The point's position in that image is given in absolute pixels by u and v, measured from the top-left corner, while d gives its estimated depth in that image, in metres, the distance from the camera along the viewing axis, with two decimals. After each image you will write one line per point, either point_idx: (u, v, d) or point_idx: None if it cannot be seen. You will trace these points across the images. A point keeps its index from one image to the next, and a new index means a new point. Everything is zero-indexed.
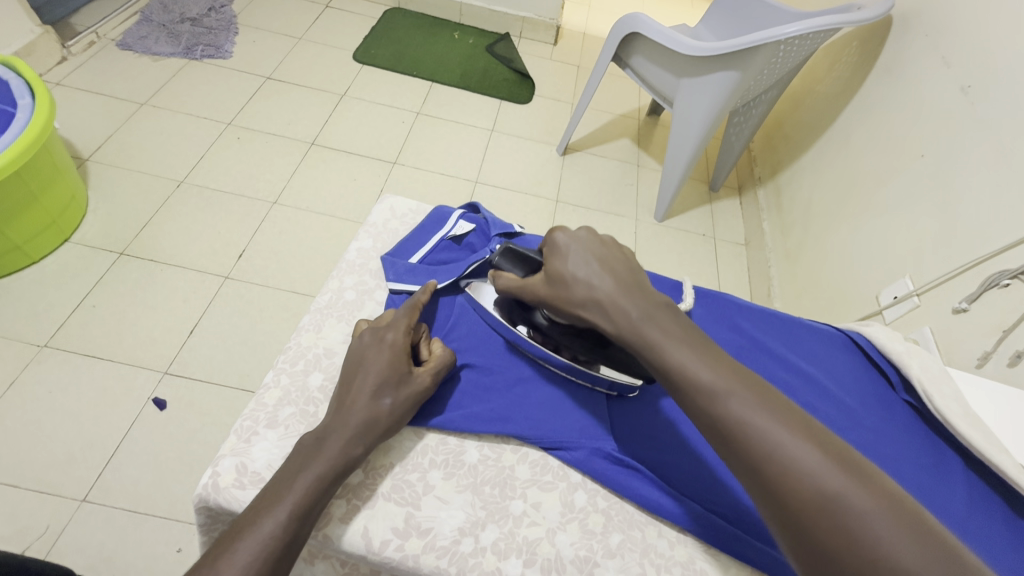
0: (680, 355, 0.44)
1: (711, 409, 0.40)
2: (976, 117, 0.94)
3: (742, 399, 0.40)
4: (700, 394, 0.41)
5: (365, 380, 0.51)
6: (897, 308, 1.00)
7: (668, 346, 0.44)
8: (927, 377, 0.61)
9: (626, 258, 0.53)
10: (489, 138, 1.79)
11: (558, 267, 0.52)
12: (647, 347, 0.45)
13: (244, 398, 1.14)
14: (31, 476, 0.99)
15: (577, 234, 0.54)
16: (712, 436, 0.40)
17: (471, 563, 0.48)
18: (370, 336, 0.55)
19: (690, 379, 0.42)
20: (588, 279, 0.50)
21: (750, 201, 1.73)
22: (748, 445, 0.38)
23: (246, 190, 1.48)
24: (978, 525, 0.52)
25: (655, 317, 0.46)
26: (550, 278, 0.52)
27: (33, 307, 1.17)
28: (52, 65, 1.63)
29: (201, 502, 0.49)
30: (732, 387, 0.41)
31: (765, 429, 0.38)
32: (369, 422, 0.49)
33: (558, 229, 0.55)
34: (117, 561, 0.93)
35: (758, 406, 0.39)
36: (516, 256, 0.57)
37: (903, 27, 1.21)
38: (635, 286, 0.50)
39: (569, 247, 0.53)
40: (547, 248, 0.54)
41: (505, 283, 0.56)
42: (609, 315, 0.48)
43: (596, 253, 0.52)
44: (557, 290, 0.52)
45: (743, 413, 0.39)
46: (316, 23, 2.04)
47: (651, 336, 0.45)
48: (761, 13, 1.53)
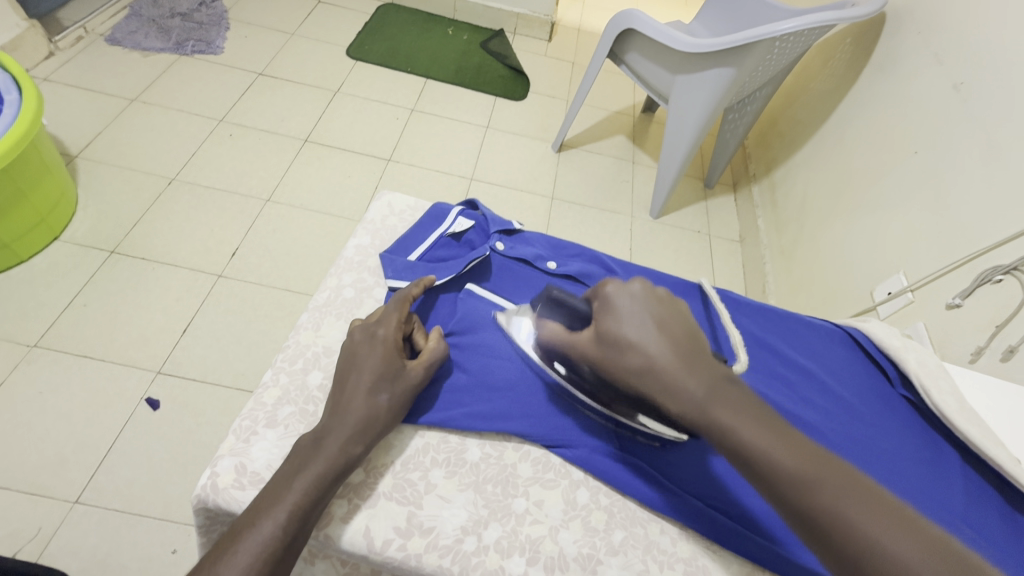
0: (756, 437, 0.40)
1: (794, 499, 0.38)
2: (968, 112, 0.95)
3: (832, 489, 0.38)
4: (784, 485, 0.39)
5: (359, 378, 0.51)
6: (891, 304, 1.01)
7: (744, 430, 0.41)
8: (924, 372, 0.61)
9: (683, 318, 0.48)
10: (484, 135, 1.79)
11: (612, 329, 0.46)
12: (720, 431, 0.41)
13: (239, 397, 1.13)
14: (22, 478, 0.98)
15: (630, 289, 0.49)
16: (796, 523, 0.38)
17: (474, 561, 0.48)
18: (361, 333, 0.54)
19: (768, 466, 0.39)
20: (643, 346, 0.45)
21: (745, 198, 1.74)
22: (841, 542, 0.36)
23: (238, 187, 1.47)
24: (975, 518, 0.53)
25: (725, 396, 0.42)
26: (601, 338, 0.47)
27: (23, 307, 1.16)
28: (39, 60, 1.61)
29: (200, 503, 0.48)
30: (816, 476, 0.38)
31: (858, 524, 0.36)
32: (366, 419, 0.49)
33: (609, 280, 0.51)
34: (111, 562, 0.92)
35: (847, 498, 0.37)
36: (559, 306, 0.52)
37: (896, 25, 1.22)
38: (695, 355, 0.45)
39: (622, 306, 0.48)
40: (599, 303, 0.49)
41: (548, 336, 0.51)
42: (670, 390, 0.43)
43: (652, 313, 0.47)
44: (609, 354, 0.46)
45: (830, 505, 0.37)
46: (308, 19, 2.02)
47: (724, 419, 0.41)
48: (756, 10, 1.53)
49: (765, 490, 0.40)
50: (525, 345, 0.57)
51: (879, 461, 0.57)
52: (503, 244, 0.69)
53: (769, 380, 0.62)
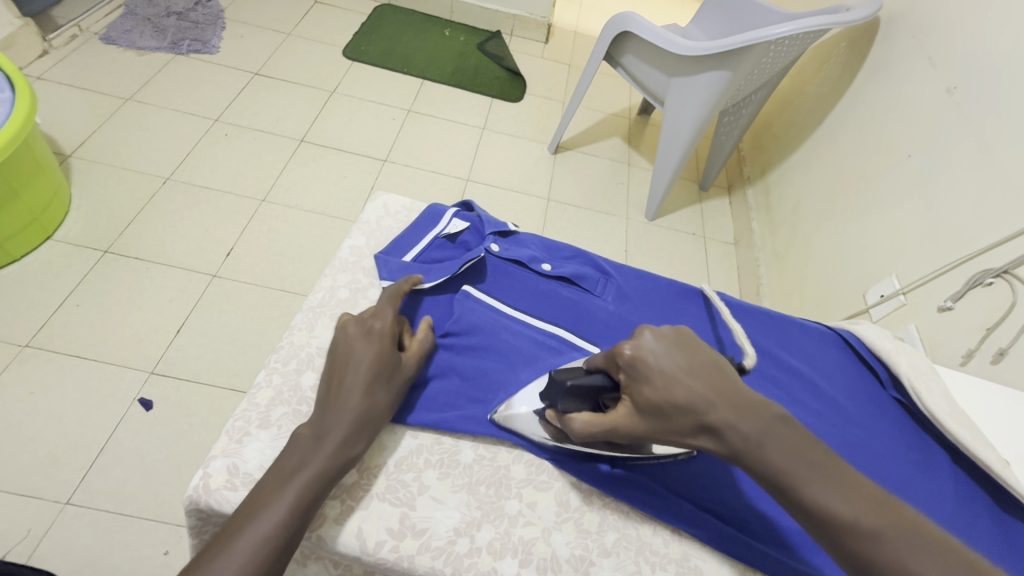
0: (811, 482, 0.38)
1: (858, 550, 0.36)
2: (961, 116, 0.96)
3: (893, 537, 0.36)
4: (844, 533, 0.36)
5: (357, 371, 0.50)
6: (883, 307, 1.02)
7: (800, 475, 0.39)
8: (916, 375, 0.62)
9: (708, 356, 0.45)
10: (480, 136, 1.79)
11: (651, 396, 0.43)
12: (777, 478, 0.39)
13: (232, 397, 1.12)
14: (13, 479, 0.97)
15: (647, 344, 0.45)
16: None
17: (467, 562, 0.48)
18: (355, 326, 0.54)
19: (827, 514, 0.37)
20: (690, 403, 0.42)
21: (740, 200, 1.75)
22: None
23: (234, 187, 1.46)
24: (965, 520, 0.53)
25: (776, 438, 0.40)
26: (644, 412, 0.43)
27: (15, 307, 1.15)
28: (33, 58, 1.60)
29: (192, 504, 0.48)
30: (877, 521, 0.36)
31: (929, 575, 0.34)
32: (364, 411, 0.49)
33: (620, 343, 0.46)
34: (102, 563, 0.91)
35: (912, 546, 0.35)
36: (575, 392, 0.48)
37: (890, 29, 1.23)
38: (738, 395, 0.42)
39: (651, 366, 0.44)
40: (623, 370, 0.45)
41: (583, 427, 0.47)
42: (728, 445, 0.41)
43: (683, 362, 0.44)
44: (659, 423, 0.43)
45: (898, 555, 0.35)
46: (305, 19, 2.01)
47: (779, 465, 0.39)
48: (752, 13, 1.54)
49: (822, 539, 0.38)
50: (535, 431, 0.54)
51: (871, 463, 0.57)
52: (498, 245, 0.69)
53: (763, 383, 0.63)
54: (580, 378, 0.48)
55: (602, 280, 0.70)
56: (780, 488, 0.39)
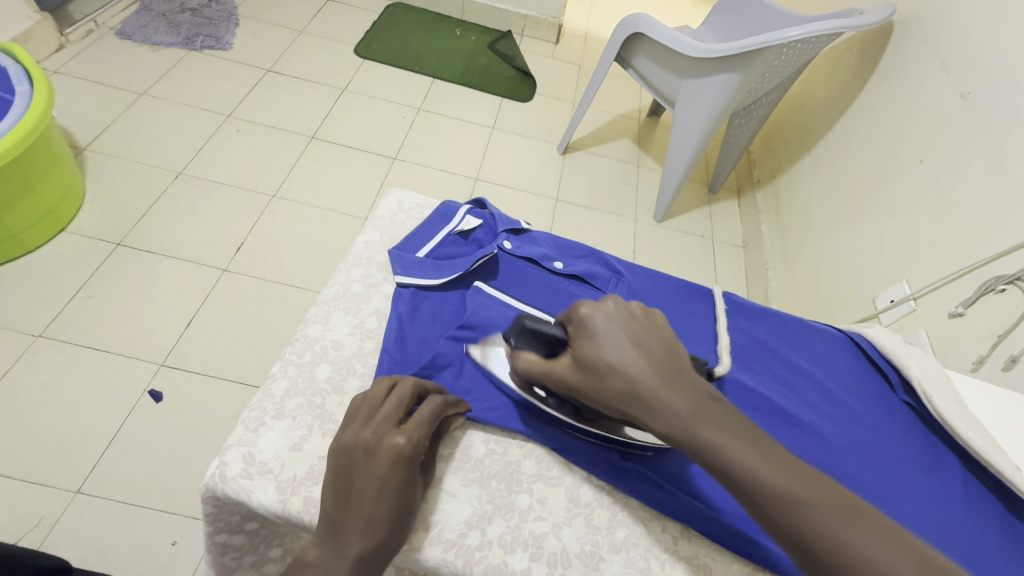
0: (742, 454, 0.39)
1: (779, 514, 0.37)
2: (974, 122, 0.95)
3: (818, 507, 0.37)
4: (770, 501, 0.37)
5: (368, 493, 0.43)
6: (894, 312, 1.01)
7: (730, 447, 0.39)
8: (927, 379, 0.61)
9: (661, 334, 0.47)
10: (490, 135, 1.80)
11: (591, 352, 0.45)
12: (707, 449, 0.40)
13: (241, 390, 1.13)
14: (26, 467, 0.98)
15: (605, 308, 0.48)
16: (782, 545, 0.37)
17: (478, 555, 0.49)
18: (372, 435, 0.46)
19: (753, 481, 0.38)
20: (624, 367, 0.44)
21: (749, 203, 1.75)
22: (826, 558, 0.35)
23: (245, 183, 1.48)
24: (974, 524, 0.53)
25: (711, 413, 0.41)
26: (580, 364, 0.46)
27: (30, 297, 1.16)
28: (50, 52, 1.62)
29: (207, 492, 0.48)
30: (803, 493, 0.37)
31: (845, 540, 0.35)
32: (369, 549, 0.41)
33: (582, 302, 0.49)
34: (112, 552, 0.93)
35: (835, 515, 0.36)
36: (533, 335, 0.49)
37: (903, 33, 1.23)
38: (677, 372, 0.44)
39: (598, 327, 0.46)
40: (574, 327, 0.48)
41: (524, 367, 0.49)
42: (656, 411, 0.42)
43: (631, 332, 0.46)
44: (591, 378, 0.45)
45: (819, 521, 0.36)
46: (317, 16, 2.03)
47: (708, 435, 0.40)
48: (764, 16, 1.54)
49: (746, 505, 0.38)
50: (504, 375, 0.56)
51: (882, 467, 0.57)
52: (510, 243, 0.70)
53: (773, 384, 0.63)
54: (542, 325, 0.49)
55: (613, 279, 0.70)
56: (705, 454, 0.40)
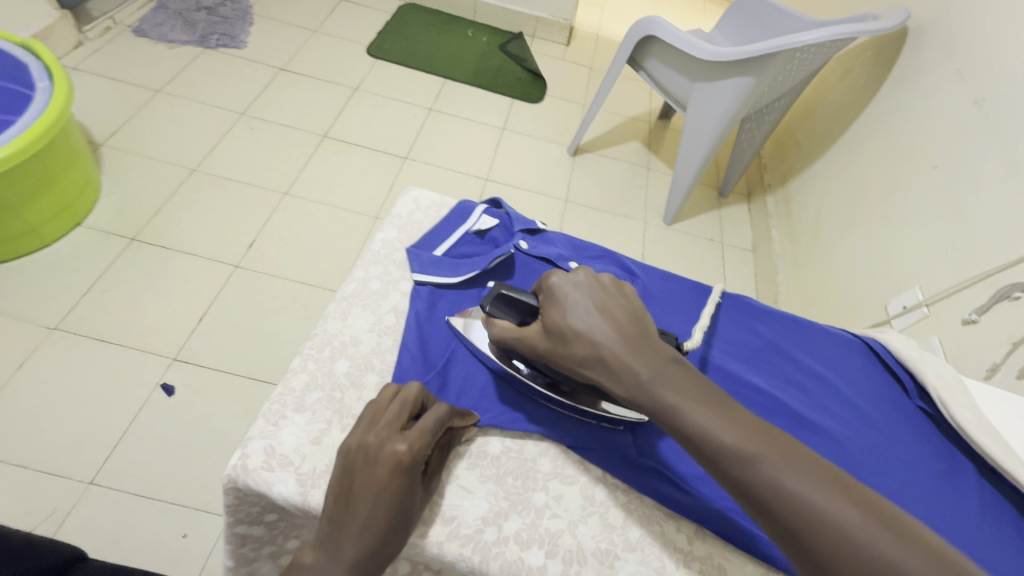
0: (700, 415, 0.40)
1: (738, 471, 0.38)
2: (989, 129, 0.95)
3: (772, 462, 0.37)
4: (726, 458, 0.38)
5: (367, 498, 0.43)
6: (906, 318, 1.01)
7: (689, 409, 0.40)
8: (942, 385, 0.61)
9: (628, 301, 0.48)
10: (500, 136, 1.80)
11: (558, 319, 0.46)
12: (666, 411, 0.41)
13: (252, 386, 1.14)
14: (40, 457, 1.00)
15: (574, 277, 0.48)
16: (741, 501, 0.38)
17: (494, 551, 0.49)
18: (375, 440, 0.46)
19: (712, 441, 0.39)
20: (590, 333, 0.45)
21: (759, 207, 1.74)
22: (781, 509, 0.36)
23: (258, 180, 1.49)
24: (990, 530, 0.53)
25: (670, 375, 0.42)
26: (548, 331, 0.47)
27: (46, 290, 1.18)
28: (68, 48, 1.64)
29: (229, 483, 0.49)
30: (758, 449, 0.38)
31: (799, 492, 0.36)
32: (364, 553, 0.41)
33: (553, 271, 0.50)
34: (123, 544, 0.94)
35: (790, 468, 0.37)
36: (508, 302, 0.50)
37: (918, 38, 1.22)
38: (641, 337, 0.45)
39: (566, 295, 0.47)
40: (544, 296, 0.48)
41: (500, 334, 0.50)
42: (618, 375, 0.43)
43: (599, 300, 0.47)
44: (559, 345, 0.46)
45: (774, 475, 0.37)
46: (331, 16, 2.04)
47: (668, 398, 0.41)
48: (777, 20, 1.54)
49: (706, 465, 0.39)
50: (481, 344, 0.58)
51: (898, 472, 0.57)
52: (526, 243, 0.70)
53: (787, 387, 0.63)
54: (519, 293, 0.50)
55: (628, 280, 0.71)
56: (667, 417, 0.41)
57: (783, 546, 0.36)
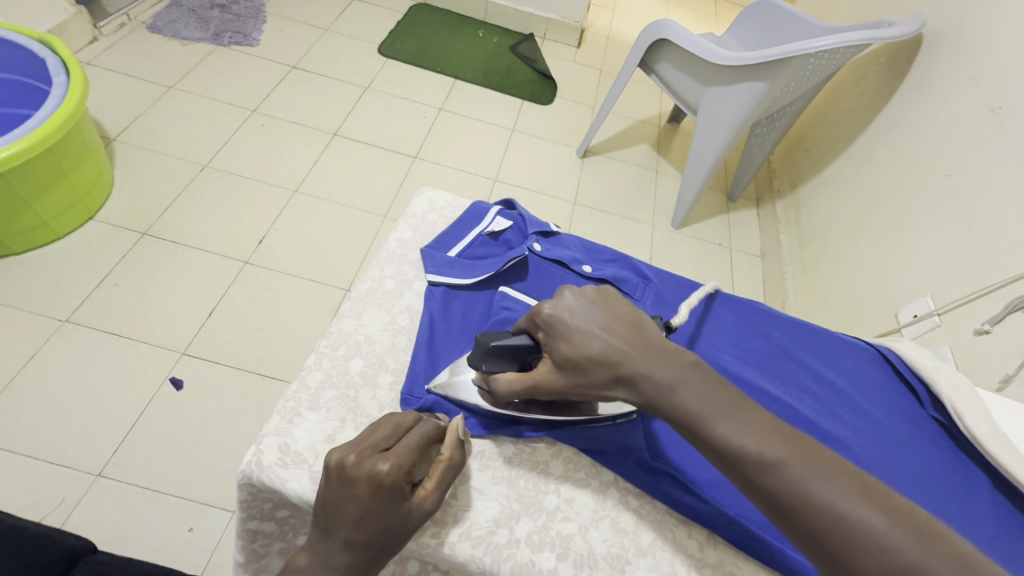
0: (721, 423, 0.40)
1: (765, 481, 0.37)
2: (1005, 137, 0.94)
3: (795, 467, 0.37)
4: (749, 466, 0.38)
5: (350, 515, 0.42)
6: (916, 326, 1.00)
7: (709, 417, 0.40)
8: (956, 396, 0.61)
9: (628, 311, 0.47)
10: (509, 137, 1.80)
11: (568, 351, 0.45)
12: (690, 422, 0.41)
13: (259, 382, 1.15)
14: (49, 448, 1.01)
15: (567, 301, 0.47)
16: (768, 510, 0.38)
17: (506, 553, 0.49)
18: (355, 458, 0.44)
19: (735, 451, 0.38)
20: (604, 354, 0.44)
21: (768, 213, 1.74)
22: (811, 519, 0.35)
23: (268, 177, 1.50)
24: (1003, 543, 0.53)
25: (688, 384, 0.42)
26: (561, 365, 0.45)
27: (57, 283, 1.19)
28: (83, 44, 1.65)
29: (243, 479, 0.49)
30: (779, 454, 0.38)
31: (825, 496, 0.36)
32: (352, 562, 0.42)
33: (542, 304, 0.48)
34: (130, 537, 0.94)
35: (812, 472, 0.37)
36: (498, 352, 0.48)
37: (933, 45, 1.21)
38: (652, 347, 0.44)
39: (569, 320, 0.46)
40: (541, 329, 0.47)
41: (507, 387, 0.48)
42: (640, 392, 0.43)
43: (600, 318, 0.46)
44: (576, 374, 0.45)
45: (799, 481, 0.36)
46: (343, 15, 2.05)
47: (691, 408, 0.41)
48: (789, 25, 1.53)
49: (733, 477, 0.39)
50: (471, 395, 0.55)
51: (911, 482, 0.56)
52: (539, 245, 0.70)
53: (800, 395, 0.63)
54: (503, 339, 0.48)
55: (641, 284, 0.70)
56: (692, 430, 0.41)
57: (814, 557, 0.36)
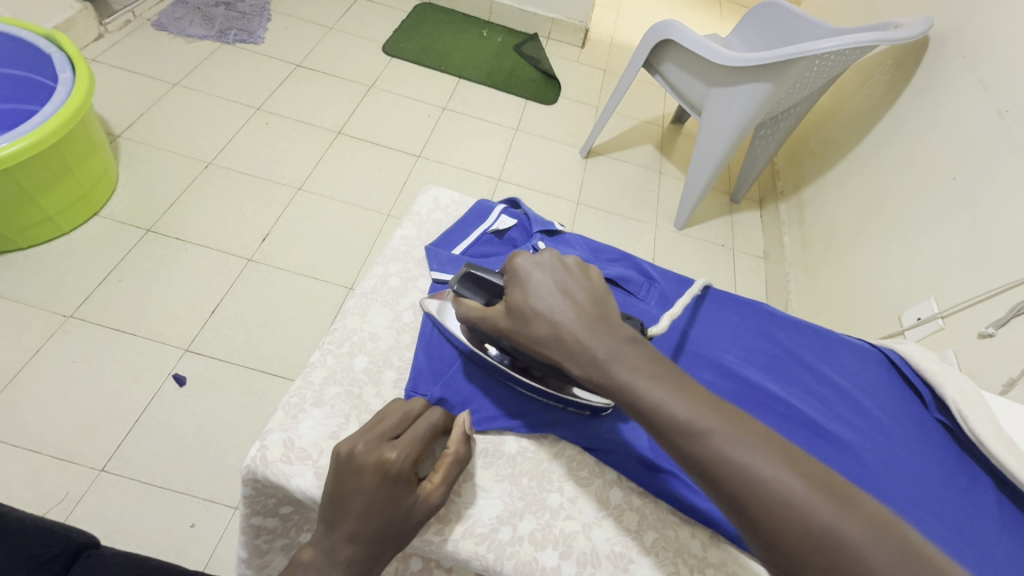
0: (654, 391, 0.40)
1: (688, 447, 0.37)
2: (1011, 140, 0.94)
3: (721, 436, 0.37)
4: (678, 433, 0.38)
5: (356, 504, 0.43)
6: (920, 329, 0.99)
7: (640, 384, 0.40)
8: (963, 399, 0.60)
9: (590, 282, 0.47)
10: (513, 137, 1.80)
11: (520, 300, 0.46)
12: (619, 388, 0.41)
13: (261, 379, 1.15)
14: (52, 443, 1.01)
15: (540, 259, 0.48)
16: (692, 474, 0.38)
17: (509, 551, 0.49)
18: (364, 446, 0.45)
19: (665, 417, 0.39)
20: (550, 314, 0.44)
21: (771, 214, 1.73)
22: (730, 484, 0.36)
23: (272, 174, 1.50)
24: (1008, 547, 0.52)
25: (625, 355, 0.42)
26: (510, 312, 0.46)
27: (62, 279, 1.19)
28: (89, 40, 1.66)
29: (248, 474, 0.49)
30: (709, 422, 0.38)
31: (747, 463, 0.36)
32: (356, 557, 0.42)
33: (520, 252, 0.49)
34: (133, 532, 0.95)
35: (738, 441, 0.37)
36: (474, 281, 0.51)
37: (939, 48, 1.21)
38: (600, 317, 0.44)
39: (529, 277, 0.47)
40: (507, 275, 0.48)
41: (466, 312, 0.50)
42: (577, 357, 0.43)
43: (559, 280, 0.46)
44: (520, 328, 0.45)
45: (723, 449, 0.36)
46: (347, 14, 2.05)
47: (623, 377, 0.41)
48: (795, 26, 1.53)
49: (660, 440, 0.39)
50: (455, 330, 0.56)
51: (916, 485, 0.56)
52: (544, 244, 0.70)
53: (804, 397, 0.63)
54: (486, 273, 0.51)
55: (646, 284, 0.70)
56: (621, 396, 0.41)
57: (735, 522, 0.36)
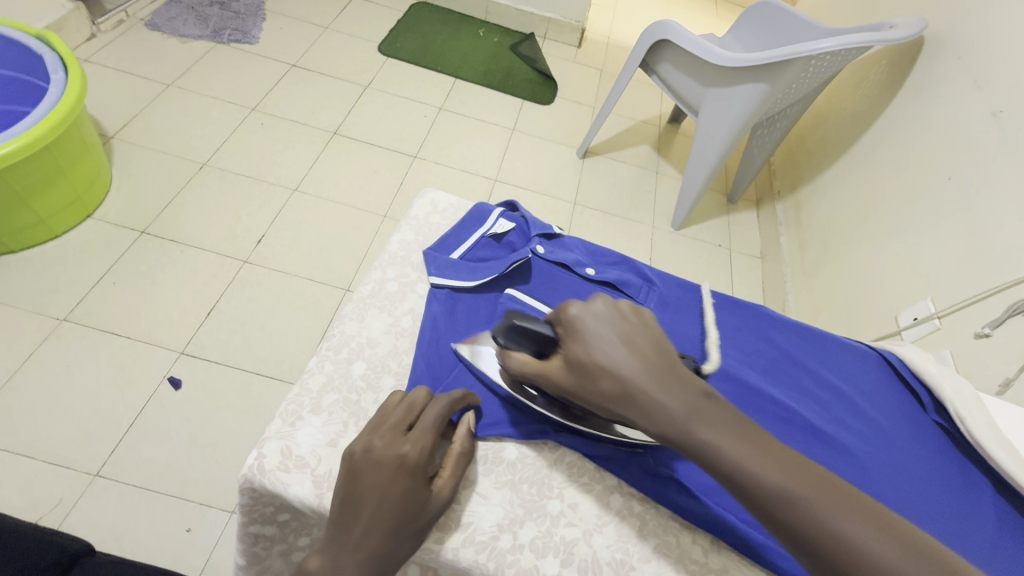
0: (740, 454, 0.39)
1: (782, 514, 0.37)
2: (1006, 141, 0.94)
3: (817, 504, 0.36)
4: (771, 500, 0.37)
5: (373, 500, 0.42)
6: (917, 329, 1.00)
7: (725, 446, 0.39)
8: (959, 400, 0.61)
9: (650, 332, 0.47)
10: (510, 137, 1.80)
11: (581, 355, 0.45)
12: (701, 449, 0.40)
13: (257, 382, 1.14)
14: (46, 449, 1.00)
15: (594, 308, 0.47)
16: (786, 542, 0.37)
17: (509, 559, 0.49)
18: (380, 442, 0.45)
19: (755, 481, 0.38)
20: (616, 368, 0.44)
21: (768, 215, 1.74)
22: (833, 555, 0.35)
23: (267, 176, 1.49)
24: (1005, 547, 0.53)
25: (704, 412, 0.41)
26: (572, 366, 0.45)
27: (55, 282, 1.18)
28: (81, 40, 1.64)
29: (245, 483, 0.49)
30: (803, 489, 0.37)
31: (848, 532, 0.35)
32: (370, 556, 0.40)
33: (571, 300, 0.48)
34: (127, 538, 0.94)
35: (836, 509, 0.36)
36: (520, 333, 0.49)
37: (934, 48, 1.21)
38: (669, 370, 0.44)
39: (588, 328, 0.46)
40: (562, 326, 0.47)
41: (518, 366, 0.49)
42: (651, 415, 0.42)
43: (621, 332, 0.46)
44: (583, 381, 0.45)
45: (823, 518, 0.36)
46: (343, 14, 2.04)
47: (704, 437, 0.40)
48: (791, 27, 1.53)
49: (748, 504, 0.38)
50: (493, 373, 0.56)
51: (915, 487, 0.56)
52: (543, 247, 0.70)
53: (803, 400, 0.63)
54: (531, 322, 0.49)
55: (645, 287, 0.70)
56: (704, 457, 0.40)
57: None
